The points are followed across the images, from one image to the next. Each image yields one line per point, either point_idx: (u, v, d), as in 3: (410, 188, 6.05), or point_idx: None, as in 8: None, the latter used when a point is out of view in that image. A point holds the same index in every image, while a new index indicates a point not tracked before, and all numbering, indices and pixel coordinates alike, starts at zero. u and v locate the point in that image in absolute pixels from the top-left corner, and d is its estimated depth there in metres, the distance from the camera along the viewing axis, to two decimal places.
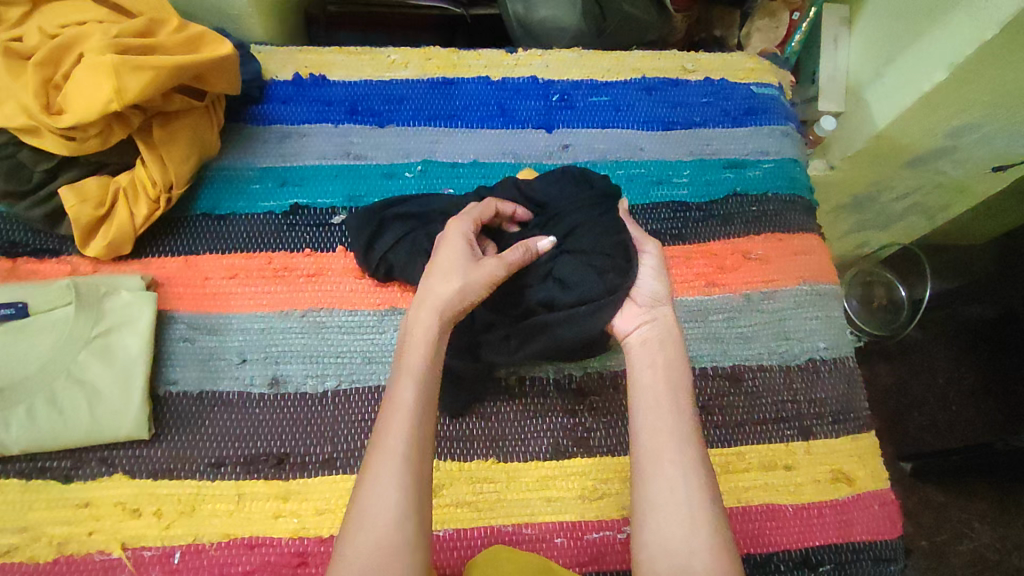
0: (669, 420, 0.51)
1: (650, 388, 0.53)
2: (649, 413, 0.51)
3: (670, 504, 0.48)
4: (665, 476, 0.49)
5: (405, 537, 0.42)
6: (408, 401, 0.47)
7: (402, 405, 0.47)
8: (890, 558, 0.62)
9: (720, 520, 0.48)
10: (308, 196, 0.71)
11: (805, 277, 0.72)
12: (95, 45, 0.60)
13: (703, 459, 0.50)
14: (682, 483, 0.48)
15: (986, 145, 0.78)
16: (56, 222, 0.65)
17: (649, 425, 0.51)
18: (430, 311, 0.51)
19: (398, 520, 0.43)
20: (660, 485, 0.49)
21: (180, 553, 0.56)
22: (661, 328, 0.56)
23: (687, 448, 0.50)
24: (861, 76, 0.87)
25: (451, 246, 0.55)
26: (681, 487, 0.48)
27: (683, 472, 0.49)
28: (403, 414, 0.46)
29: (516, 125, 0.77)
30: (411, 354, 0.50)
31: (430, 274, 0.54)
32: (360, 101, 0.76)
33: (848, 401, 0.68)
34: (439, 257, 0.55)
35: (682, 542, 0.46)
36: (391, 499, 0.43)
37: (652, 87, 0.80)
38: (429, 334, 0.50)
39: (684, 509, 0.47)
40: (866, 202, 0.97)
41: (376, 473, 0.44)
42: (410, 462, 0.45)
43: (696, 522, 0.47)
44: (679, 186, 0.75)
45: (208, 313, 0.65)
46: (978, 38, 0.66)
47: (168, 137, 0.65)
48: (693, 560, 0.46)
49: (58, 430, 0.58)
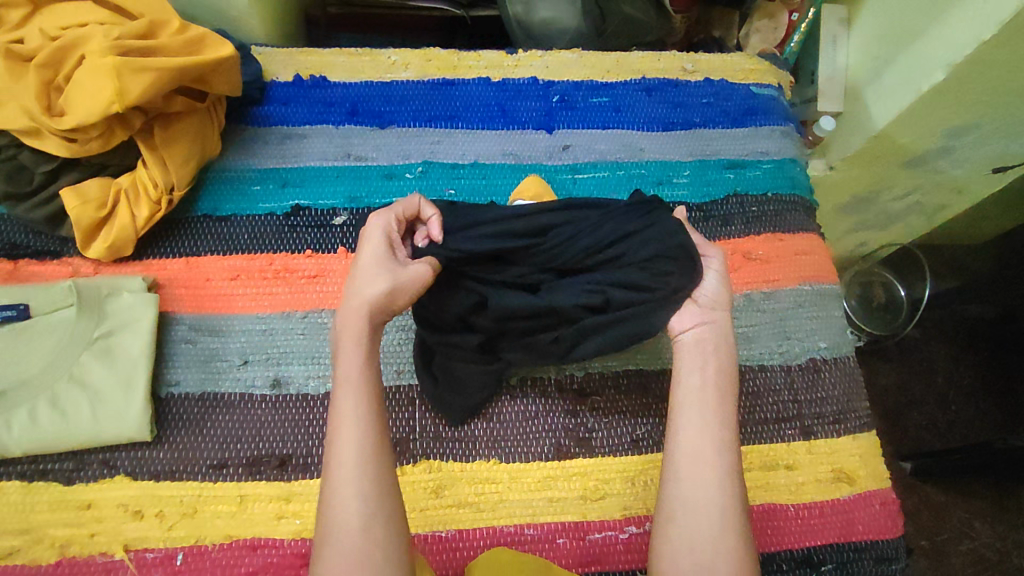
0: (710, 423, 0.51)
1: (693, 388, 0.53)
2: (690, 413, 0.52)
3: (702, 505, 0.49)
4: (699, 477, 0.49)
5: (370, 540, 0.44)
6: (350, 409, 0.47)
7: (346, 414, 0.47)
8: (892, 557, 0.62)
9: (746, 523, 0.49)
10: (309, 197, 0.71)
11: (806, 277, 0.72)
12: (97, 47, 0.60)
13: (737, 463, 0.51)
14: (716, 485, 0.49)
15: (985, 144, 0.78)
16: (58, 224, 0.65)
17: (693, 426, 0.51)
18: (356, 315, 0.50)
19: (364, 524, 0.44)
20: (692, 486, 0.49)
21: (183, 555, 0.56)
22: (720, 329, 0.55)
23: (725, 453, 0.50)
24: (860, 77, 0.87)
25: (370, 247, 0.53)
26: (712, 489, 0.49)
27: (718, 474, 0.49)
28: (349, 423, 0.47)
29: (517, 126, 0.77)
30: (345, 360, 0.49)
31: (355, 280, 0.51)
32: (360, 102, 0.76)
33: (849, 400, 0.68)
34: (360, 261, 0.52)
35: (710, 542, 0.47)
36: (353, 508, 0.44)
37: (652, 88, 0.81)
38: (361, 337, 0.50)
39: (713, 510, 0.48)
40: (865, 202, 0.97)
41: (332, 484, 0.45)
42: (365, 470, 0.45)
43: (726, 525, 0.48)
44: (679, 186, 0.76)
45: (209, 314, 0.65)
46: (977, 38, 0.66)
47: (169, 139, 0.65)
48: (720, 561, 0.47)
49: (59, 432, 0.58)
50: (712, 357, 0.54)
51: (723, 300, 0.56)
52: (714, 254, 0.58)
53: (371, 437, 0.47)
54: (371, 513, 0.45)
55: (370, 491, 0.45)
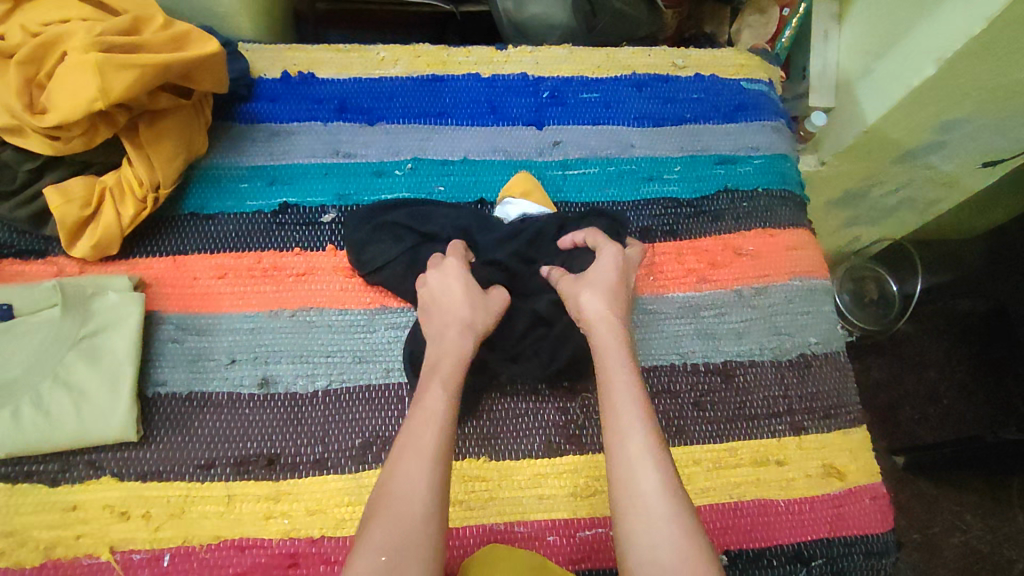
0: (620, 419, 0.52)
1: (614, 389, 0.54)
2: (614, 414, 0.53)
3: (629, 500, 0.48)
4: (621, 474, 0.50)
5: (428, 523, 0.46)
6: (438, 404, 0.53)
7: (432, 410, 0.52)
8: (882, 552, 0.62)
9: (683, 509, 0.47)
10: (298, 195, 0.70)
11: (796, 272, 0.72)
12: (80, 43, 0.59)
13: (661, 452, 0.50)
14: (636, 478, 0.49)
15: (974, 140, 0.78)
16: (42, 223, 0.64)
17: (607, 431, 0.52)
18: (459, 334, 0.58)
19: (427, 508, 0.46)
20: (626, 483, 0.49)
21: (170, 556, 0.56)
22: (607, 335, 0.58)
23: (634, 444, 0.50)
24: (851, 71, 0.86)
25: (461, 278, 0.62)
26: (635, 484, 0.49)
27: (635, 467, 0.49)
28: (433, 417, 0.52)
29: (507, 121, 0.76)
30: (444, 366, 0.56)
31: (456, 309, 0.60)
32: (349, 99, 0.75)
33: (840, 395, 0.68)
34: (457, 294, 0.60)
35: (642, 536, 0.46)
36: (420, 485, 0.47)
37: (643, 84, 0.80)
38: (460, 352, 0.57)
39: (643, 504, 0.48)
40: (856, 198, 0.98)
41: (406, 463, 0.48)
42: (439, 461, 0.49)
43: (655, 517, 0.47)
44: (670, 182, 0.75)
45: (197, 313, 0.65)
46: (966, 33, 0.66)
47: (154, 137, 0.65)
48: (658, 552, 0.45)
49: (44, 434, 0.57)
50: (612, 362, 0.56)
51: (599, 303, 0.60)
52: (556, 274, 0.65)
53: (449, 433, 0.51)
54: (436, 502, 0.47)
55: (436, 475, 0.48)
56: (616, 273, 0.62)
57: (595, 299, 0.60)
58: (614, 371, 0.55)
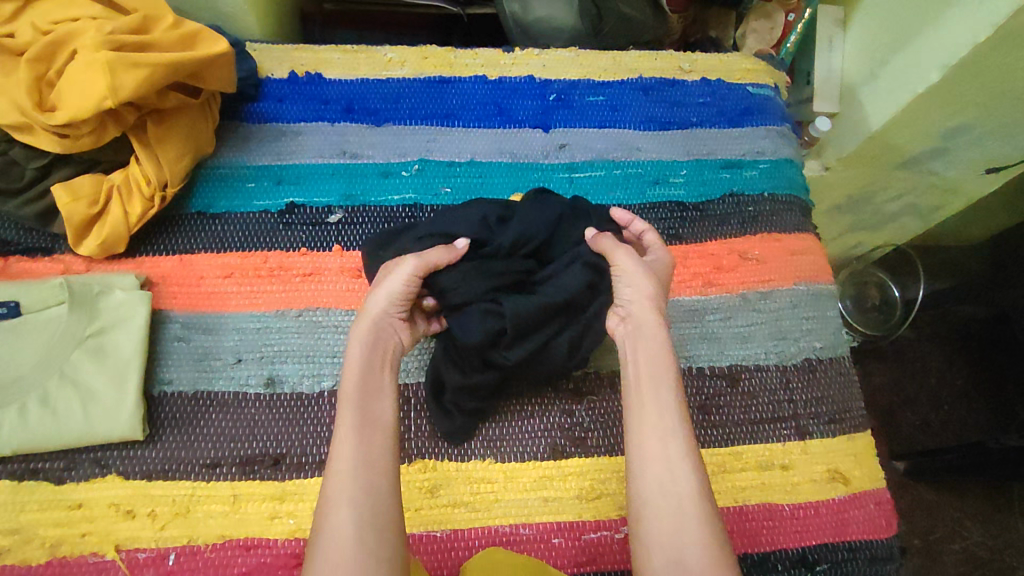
0: (653, 416, 0.51)
1: (641, 384, 0.53)
2: (641, 411, 0.52)
3: (661, 501, 0.48)
4: (654, 474, 0.49)
5: (360, 548, 0.44)
6: (350, 425, 0.50)
7: (344, 425, 0.50)
8: (886, 557, 0.62)
9: (712, 512, 0.48)
10: (305, 195, 0.70)
11: (801, 277, 0.72)
12: (89, 42, 0.59)
13: (693, 454, 0.50)
14: (672, 480, 0.48)
15: (978, 147, 0.78)
16: (49, 220, 0.64)
17: (641, 427, 0.51)
18: (363, 332, 0.54)
19: (357, 532, 0.45)
20: (650, 483, 0.49)
21: (175, 555, 0.56)
22: (649, 322, 0.55)
23: (672, 444, 0.50)
24: (856, 78, 0.87)
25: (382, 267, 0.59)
26: (669, 486, 0.48)
27: (666, 468, 0.49)
28: (347, 433, 0.49)
29: (513, 124, 0.77)
30: (348, 378, 0.52)
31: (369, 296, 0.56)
32: (356, 100, 0.75)
33: (844, 401, 0.68)
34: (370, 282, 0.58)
35: (673, 538, 0.47)
36: (344, 520, 0.45)
37: (649, 88, 0.80)
38: (367, 349, 0.54)
39: (676, 506, 0.48)
40: (859, 203, 0.98)
41: (333, 500, 0.46)
42: (359, 480, 0.47)
43: (686, 518, 0.47)
44: (676, 186, 0.76)
45: (203, 312, 0.65)
46: (971, 41, 0.66)
47: (162, 135, 0.65)
48: (688, 555, 0.45)
49: (50, 431, 0.57)
50: (645, 354, 0.54)
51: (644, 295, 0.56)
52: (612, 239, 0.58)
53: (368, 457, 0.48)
54: (362, 522, 0.45)
55: (361, 503, 0.46)
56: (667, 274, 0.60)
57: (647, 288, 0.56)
58: (642, 365, 0.54)
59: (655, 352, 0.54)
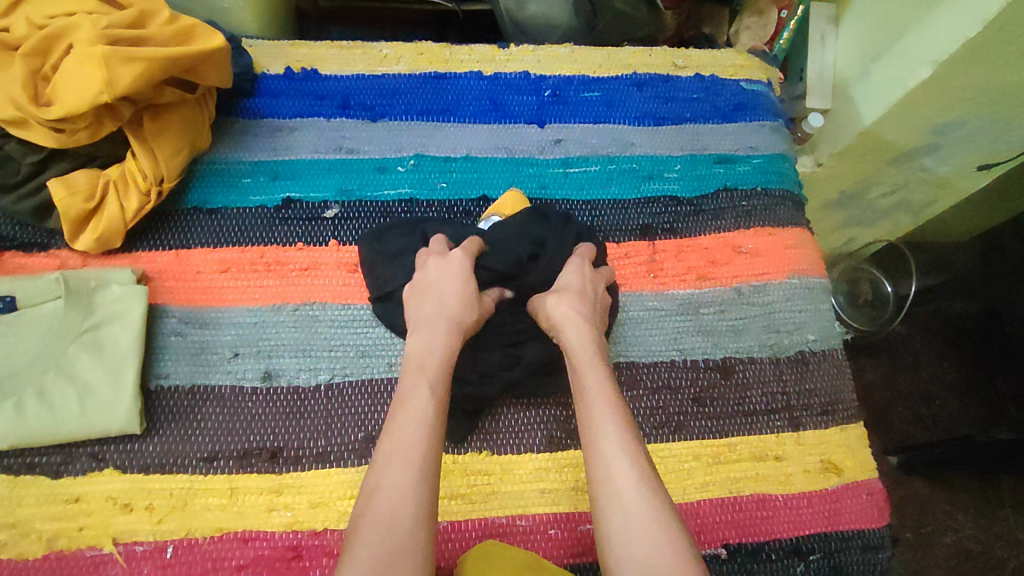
0: (598, 417, 0.53)
1: (587, 389, 0.55)
2: (589, 412, 0.54)
3: (606, 499, 0.49)
4: (597, 475, 0.50)
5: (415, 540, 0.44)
6: (424, 408, 0.51)
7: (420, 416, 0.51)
8: (878, 546, 0.63)
9: (659, 503, 0.47)
10: (301, 189, 0.70)
11: (794, 270, 0.73)
12: (85, 37, 0.59)
13: (636, 449, 0.51)
14: (611, 477, 0.49)
15: (968, 142, 0.79)
16: (45, 215, 0.64)
17: (584, 435, 0.53)
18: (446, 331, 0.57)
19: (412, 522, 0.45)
20: (602, 480, 0.50)
21: (173, 548, 0.56)
22: (579, 338, 0.59)
23: (613, 440, 0.51)
24: (848, 73, 0.87)
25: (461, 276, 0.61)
26: (609, 484, 0.49)
27: (612, 463, 0.50)
28: (418, 424, 0.50)
29: (509, 119, 0.77)
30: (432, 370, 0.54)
31: (449, 304, 0.59)
32: (352, 95, 0.76)
33: (837, 392, 0.68)
34: (452, 287, 0.60)
35: (623, 531, 0.47)
36: (405, 492, 0.46)
37: (643, 83, 0.81)
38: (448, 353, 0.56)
39: (618, 501, 0.48)
40: (851, 199, 0.99)
41: (391, 472, 0.47)
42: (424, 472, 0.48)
43: (632, 509, 0.47)
44: (670, 181, 0.76)
45: (200, 307, 0.65)
46: (961, 36, 0.67)
47: (159, 130, 0.65)
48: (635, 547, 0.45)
49: (47, 426, 0.57)
50: (586, 364, 0.57)
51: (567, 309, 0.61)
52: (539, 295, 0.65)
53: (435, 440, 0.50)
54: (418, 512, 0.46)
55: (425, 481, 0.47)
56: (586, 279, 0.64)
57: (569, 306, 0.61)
58: (586, 371, 0.56)
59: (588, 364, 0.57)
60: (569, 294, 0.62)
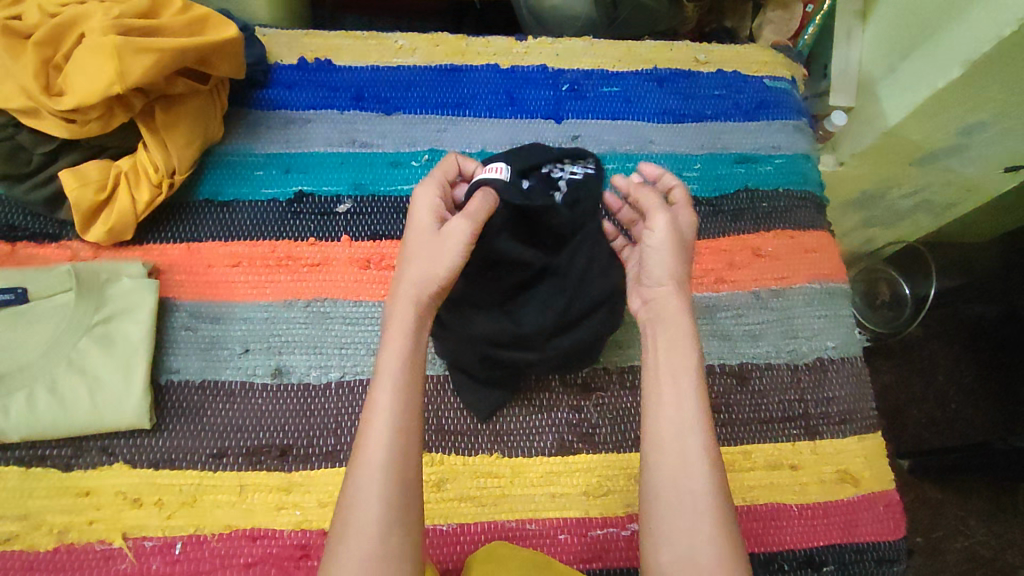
0: (676, 407, 0.48)
1: (665, 373, 0.50)
2: (664, 398, 0.48)
3: (674, 495, 0.45)
4: (670, 467, 0.46)
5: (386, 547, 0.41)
6: (387, 408, 0.44)
7: (379, 411, 0.44)
8: (894, 559, 0.62)
9: (728, 516, 0.45)
10: (314, 183, 0.69)
11: (815, 275, 0.71)
12: (97, 26, 0.58)
13: (712, 450, 0.47)
14: (686, 474, 0.45)
15: (997, 144, 0.77)
16: (56, 206, 0.64)
17: (660, 417, 0.48)
18: (403, 308, 0.48)
19: (383, 532, 0.41)
20: (665, 476, 0.46)
21: (181, 544, 0.56)
22: (674, 307, 0.53)
23: (691, 438, 0.47)
24: (874, 71, 0.85)
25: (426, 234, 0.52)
26: (682, 479, 0.45)
27: (683, 462, 0.46)
28: (380, 420, 0.44)
29: (525, 114, 0.75)
30: (388, 354, 0.47)
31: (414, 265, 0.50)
32: (366, 88, 0.74)
33: (856, 402, 0.67)
34: (418, 244, 0.51)
35: (687, 535, 0.44)
36: (371, 515, 0.41)
37: (664, 79, 0.79)
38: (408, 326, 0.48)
39: (689, 501, 0.45)
40: (873, 198, 0.96)
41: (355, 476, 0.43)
42: (391, 473, 0.42)
43: (700, 516, 0.44)
44: (689, 180, 0.74)
45: (210, 302, 0.64)
46: (996, 35, 0.64)
47: (171, 122, 0.64)
48: (697, 554, 0.43)
49: (57, 419, 0.57)
50: (671, 343, 0.51)
51: (673, 268, 0.55)
52: (659, 219, 0.56)
53: (405, 445, 0.44)
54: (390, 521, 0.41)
55: (393, 499, 0.42)
56: (690, 236, 0.59)
57: (670, 259, 0.55)
58: (669, 349, 0.51)
59: (680, 341, 0.51)
60: (676, 248, 0.56)
